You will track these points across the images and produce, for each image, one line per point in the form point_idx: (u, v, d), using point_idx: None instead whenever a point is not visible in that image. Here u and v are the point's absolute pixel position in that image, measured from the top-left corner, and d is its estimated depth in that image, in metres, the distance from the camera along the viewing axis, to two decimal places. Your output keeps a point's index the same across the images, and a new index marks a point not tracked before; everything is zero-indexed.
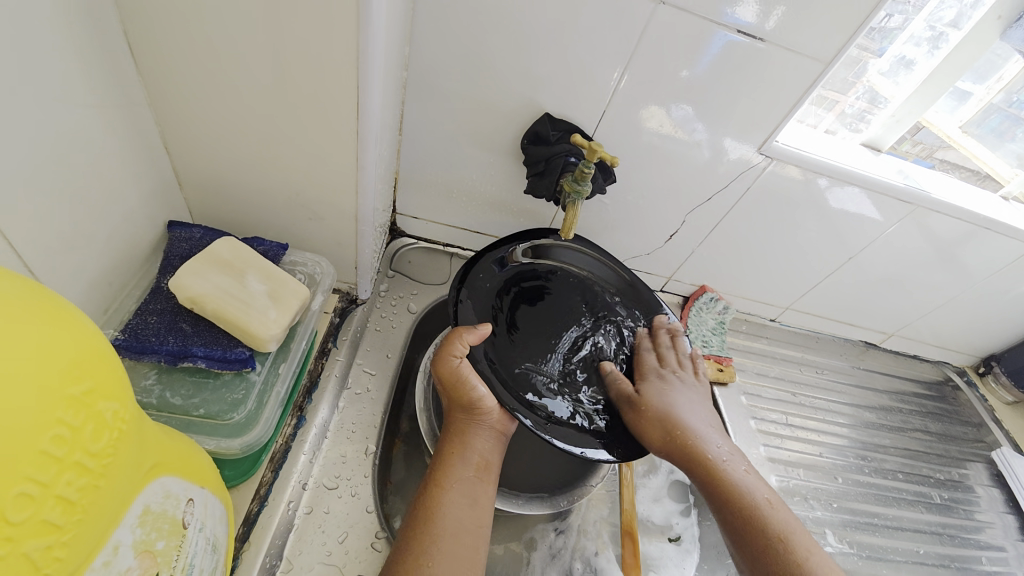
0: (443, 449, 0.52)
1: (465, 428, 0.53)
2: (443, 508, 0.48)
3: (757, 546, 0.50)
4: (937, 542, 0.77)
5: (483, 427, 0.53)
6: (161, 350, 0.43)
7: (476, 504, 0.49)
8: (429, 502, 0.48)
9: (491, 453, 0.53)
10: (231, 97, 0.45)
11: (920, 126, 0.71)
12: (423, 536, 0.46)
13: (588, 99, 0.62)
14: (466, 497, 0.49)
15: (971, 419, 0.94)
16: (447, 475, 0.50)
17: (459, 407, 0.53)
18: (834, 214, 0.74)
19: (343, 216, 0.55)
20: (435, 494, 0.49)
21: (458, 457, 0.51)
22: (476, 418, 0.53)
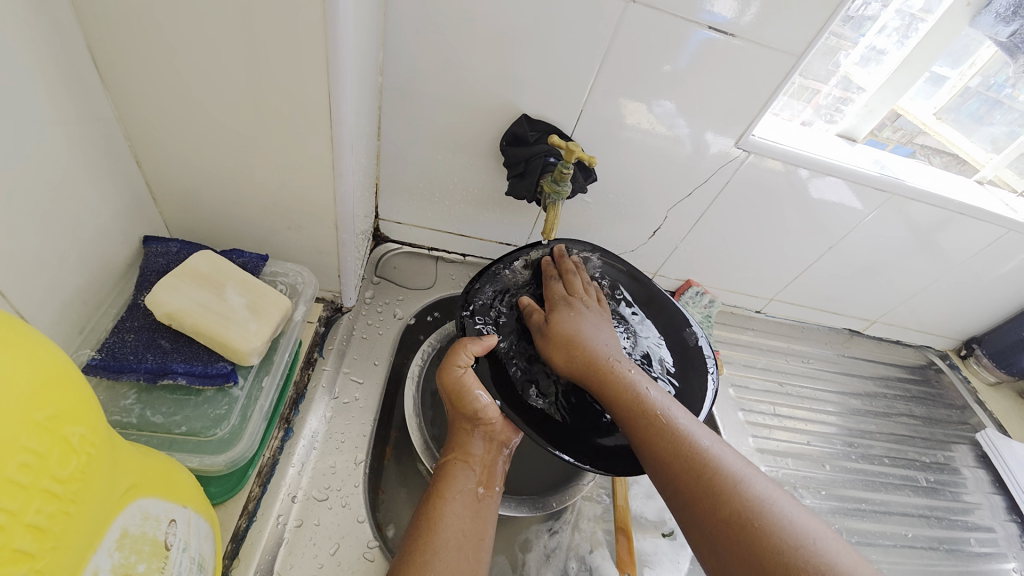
0: (446, 460, 0.54)
1: (466, 435, 0.54)
2: (445, 519, 0.48)
3: (678, 476, 0.45)
4: (925, 524, 0.78)
5: (484, 436, 0.55)
6: (140, 368, 0.42)
7: (478, 515, 0.50)
8: (432, 512, 0.49)
9: (490, 458, 0.54)
10: (202, 108, 0.44)
11: (897, 113, 0.72)
12: (423, 547, 0.46)
13: (566, 98, 0.62)
14: (468, 508, 0.50)
15: (955, 402, 0.96)
16: (449, 485, 0.51)
17: (462, 417, 0.55)
18: (813, 204, 0.75)
19: (323, 224, 0.55)
20: (436, 505, 0.49)
21: (460, 467, 0.52)
22: (478, 429, 0.55)
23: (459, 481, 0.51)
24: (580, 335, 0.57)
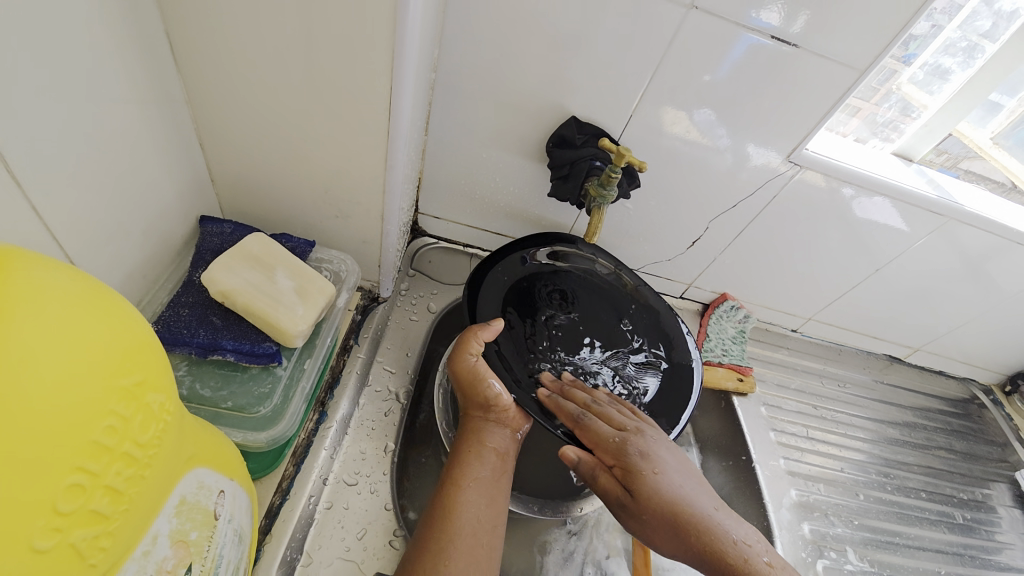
0: (458, 448, 0.53)
1: (477, 415, 0.54)
2: (460, 506, 0.48)
3: None
4: (960, 565, 0.74)
5: (496, 423, 0.54)
6: (192, 342, 0.44)
7: (493, 503, 0.49)
8: (447, 501, 0.48)
9: (504, 434, 0.54)
10: (264, 94, 0.46)
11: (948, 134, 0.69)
12: (440, 532, 0.46)
13: (614, 103, 0.61)
14: (482, 496, 0.49)
15: (997, 439, 0.92)
16: (462, 472, 0.50)
17: (476, 405, 0.54)
18: (861, 225, 0.73)
19: (369, 215, 0.56)
20: (452, 492, 0.49)
21: (475, 454, 0.52)
22: (491, 414, 0.54)
23: (472, 468, 0.50)
24: (665, 497, 0.48)
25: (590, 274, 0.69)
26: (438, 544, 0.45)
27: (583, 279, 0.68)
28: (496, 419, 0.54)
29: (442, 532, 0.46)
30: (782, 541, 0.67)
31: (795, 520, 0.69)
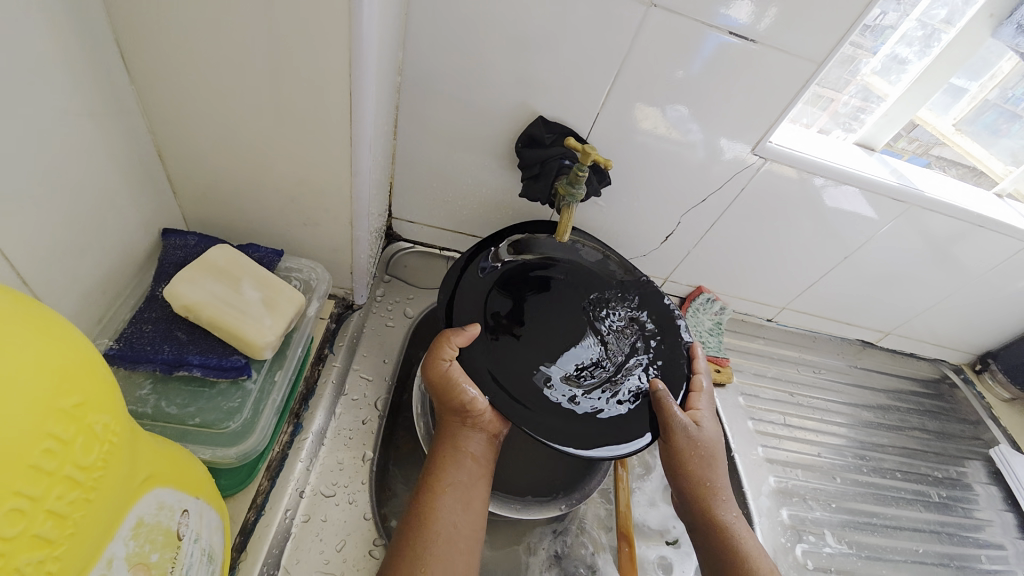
0: (434, 454, 0.53)
1: (451, 420, 0.54)
2: (437, 512, 0.48)
3: None
4: (938, 542, 0.76)
5: (472, 428, 0.54)
6: (156, 359, 0.42)
7: (469, 508, 0.49)
8: (424, 509, 0.48)
9: (479, 437, 0.54)
10: (223, 103, 0.45)
11: (914, 123, 0.72)
12: (416, 539, 0.46)
13: (582, 102, 0.62)
14: (459, 501, 0.49)
15: (968, 417, 0.95)
16: (439, 479, 0.50)
17: (450, 410, 0.54)
18: (829, 214, 0.74)
19: (338, 221, 0.55)
20: (429, 498, 0.49)
21: (451, 459, 0.52)
22: (467, 420, 0.54)
23: (448, 475, 0.50)
24: (712, 444, 0.58)
25: (570, 260, 0.68)
26: (415, 552, 0.45)
27: (563, 266, 0.67)
28: (470, 423, 0.54)
29: (420, 542, 0.46)
30: (763, 528, 0.67)
31: (775, 506, 0.70)
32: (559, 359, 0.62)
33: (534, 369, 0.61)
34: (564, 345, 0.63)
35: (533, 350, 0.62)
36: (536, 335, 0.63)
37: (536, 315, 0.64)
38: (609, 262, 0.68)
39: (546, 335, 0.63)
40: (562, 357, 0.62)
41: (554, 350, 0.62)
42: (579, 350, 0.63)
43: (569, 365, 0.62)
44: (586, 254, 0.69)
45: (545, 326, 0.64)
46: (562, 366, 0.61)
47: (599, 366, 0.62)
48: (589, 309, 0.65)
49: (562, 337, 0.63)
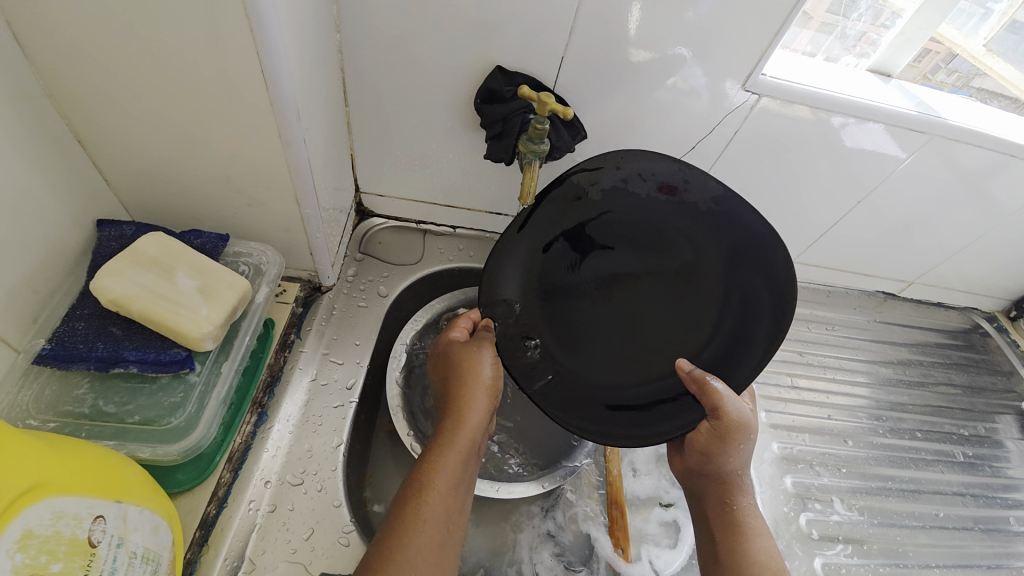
0: (429, 445, 0.49)
1: (458, 411, 0.51)
2: (430, 506, 0.45)
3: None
4: (963, 503, 0.71)
5: (480, 410, 0.52)
6: (90, 357, 0.41)
7: (460, 499, 0.47)
8: (420, 508, 0.45)
9: (483, 432, 0.52)
10: (128, 77, 0.41)
11: (953, 54, 0.66)
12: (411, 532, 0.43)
13: (542, 46, 0.55)
14: (453, 491, 0.47)
15: (1001, 367, 0.88)
16: (436, 474, 0.47)
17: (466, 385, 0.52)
18: (847, 154, 0.66)
19: (283, 200, 0.51)
20: (424, 496, 0.45)
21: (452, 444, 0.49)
22: (478, 398, 0.52)
23: (446, 469, 0.47)
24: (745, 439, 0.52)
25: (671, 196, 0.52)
26: (407, 554, 0.42)
27: (660, 206, 0.52)
28: (478, 418, 0.51)
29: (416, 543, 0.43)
30: (764, 497, 0.63)
31: (778, 474, 0.66)
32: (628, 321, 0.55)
33: (598, 336, 0.55)
34: (636, 298, 0.56)
35: (596, 306, 0.55)
36: (605, 285, 0.56)
37: (610, 262, 0.55)
38: (728, 203, 0.50)
39: (617, 286, 0.56)
40: (631, 315, 0.55)
41: (623, 306, 0.56)
42: (655, 298, 0.55)
43: (638, 326, 0.55)
44: (693, 190, 0.51)
45: (620, 275, 0.56)
46: (628, 326, 0.55)
47: (673, 327, 0.55)
48: (670, 246, 0.54)
49: (636, 290, 0.56)
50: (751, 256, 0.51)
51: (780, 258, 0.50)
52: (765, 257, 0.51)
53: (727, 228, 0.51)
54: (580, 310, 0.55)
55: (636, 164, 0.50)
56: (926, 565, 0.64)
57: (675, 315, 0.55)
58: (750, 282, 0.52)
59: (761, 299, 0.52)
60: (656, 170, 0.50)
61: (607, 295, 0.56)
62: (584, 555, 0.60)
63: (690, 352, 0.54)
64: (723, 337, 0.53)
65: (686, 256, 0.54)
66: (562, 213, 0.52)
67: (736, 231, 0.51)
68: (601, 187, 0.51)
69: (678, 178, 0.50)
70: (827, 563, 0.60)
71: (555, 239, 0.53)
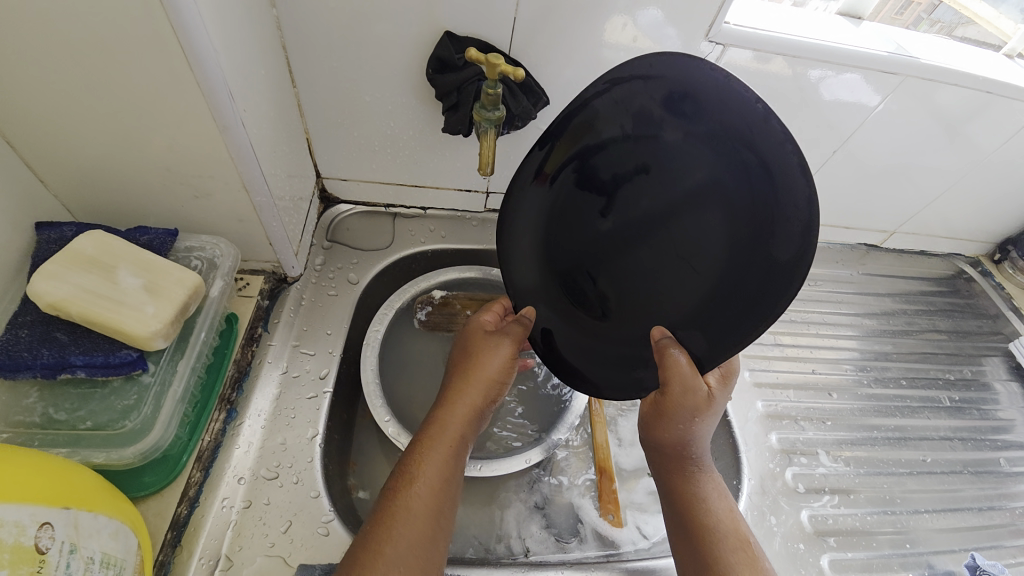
0: (416, 440, 0.47)
1: (450, 404, 0.49)
2: (411, 501, 0.43)
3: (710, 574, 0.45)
4: (953, 447, 0.70)
5: (471, 406, 0.49)
6: (34, 365, 0.39)
7: (446, 500, 0.44)
8: (401, 507, 0.42)
9: (475, 428, 0.50)
10: (42, 64, 0.38)
11: (935, 3, 0.66)
12: (379, 529, 0.41)
13: (490, 8, 0.52)
14: (436, 494, 0.44)
15: (987, 311, 0.87)
16: (424, 470, 0.45)
17: (464, 377, 0.50)
18: (823, 107, 0.64)
19: (230, 187, 0.49)
20: (404, 489, 0.43)
21: (438, 441, 0.47)
22: (471, 393, 0.49)
23: (436, 465, 0.45)
24: (703, 415, 0.47)
25: (712, 131, 0.41)
26: (394, 552, 0.40)
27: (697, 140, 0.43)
28: (471, 413, 0.49)
29: (397, 544, 0.40)
30: (749, 456, 0.63)
31: (763, 432, 0.65)
32: (636, 260, 0.51)
33: (602, 273, 0.52)
34: (648, 238, 0.50)
35: (609, 240, 0.51)
36: (620, 220, 0.50)
37: (637, 197, 0.49)
38: (773, 150, 0.38)
39: (633, 224, 0.50)
40: (643, 254, 0.50)
41: (637, 244, 0.50)
42: (670, 240, 0.48)
43: (647, 267, 0.50)
44: (729, 123, 0.40)
45: (643, 213, 0.49)
46: (636, 266, 0.51)
47: (681, 277, 0.48)
48: (688, 183, 0.46)
49: (659, 232, 0.49)
50: (784, 230, 0.39)
51: (811, 234, 0.37)
52: (795, 230, 0.38)
53: (757, 172, 0.40)
54: (589, 244, 0.52)
55: (673, 82, 0.41)
56: (916, 511, 0.63)
57: (688, 266, 0.47)
58: (772, 258, 0.40)
59: (774, 278, 0.40)
60: (705, 94, 0.40)
61: (615, 231, 0.51)
62: (574, 526, 0.60)
63: (686, 311, 0.47)
64: (725, 300, 0.44)
65: (710, 198, 0.45)
66: (571, 136, 0.48)
67: (771, 191, 0.39)
68: (612, 108, 0.45)
69: (702, 100, 0.40)
70: (814, 516, 0.60)
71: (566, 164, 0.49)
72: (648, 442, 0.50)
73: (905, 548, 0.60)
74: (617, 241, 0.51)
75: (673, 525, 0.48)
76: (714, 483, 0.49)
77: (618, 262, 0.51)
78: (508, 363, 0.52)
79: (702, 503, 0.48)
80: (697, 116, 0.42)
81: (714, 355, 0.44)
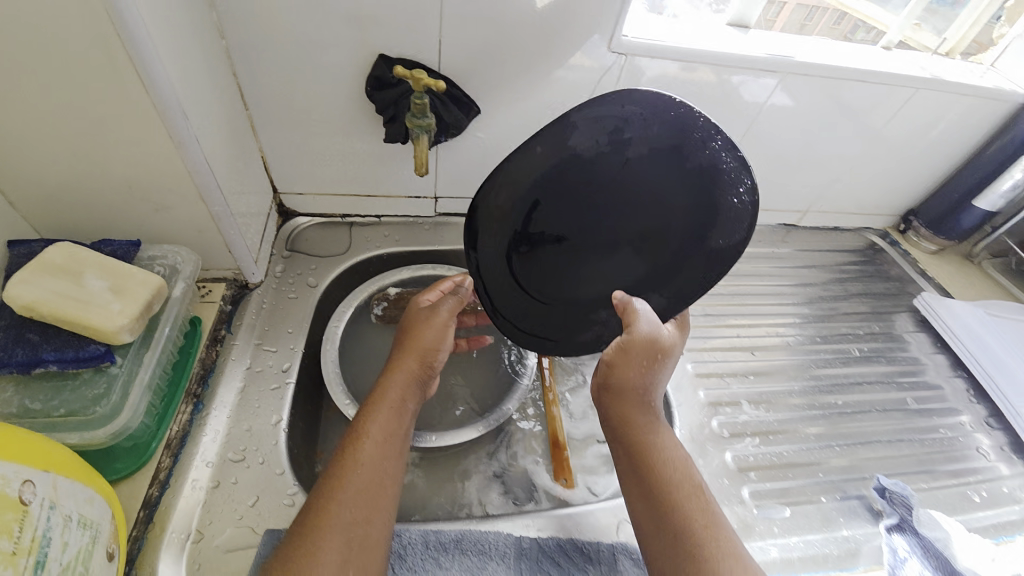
0: (365, 405, 0.52)
1: (391, 372, 0.55)
2: (358, 456, 0.47)
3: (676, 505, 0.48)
4: (864, 392, 0.78)
5: (409, 374, 0.55)
6: (10, 362, 0.43)
7: (389, 456, 0.49)
8: (354, 460, 0.47)
9: (415, 394, 0.55)
10: (10, 94, 0.43)
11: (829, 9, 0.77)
12: (330, 483, 0.45)
13: (416, 30, 0.60)
14: (379, 450, 0.49)
15: (896, 276, 0.97)
16: (375, 430, 0.50)
17: (405, 349, 0.56)
18: (722, 102, 0.74)
19: (188, 199, 0.54)
20: (353, 447, 0.48)
21: (382, 405, 0.52)
22: (409, 363, 0.55)
23: (381, 424, 0.50)
24: (661, 360, 0.54)
25: (666, 141, 0.51)
26: (344, 498, 0.45)
27: (655, 146, 0.52)
28: (410, 379, 0.55)
29: (350, 492, 0.45)
30: (681, 412, 0.69)
31: (692, 390, 0.72)
32: (595, 250, 0.60)
33: (569, 262, 0.60)
34: (605, 230, 0.58)
35: (572, 235, 0.59)
36: (580, 217, 0.58)
37: (596, 196, 0.56)
38: (718, 157, 0.50)
39: (592, 219, 0.58)
40: (600, 243, 0.59)
41: (594, 235, 0.59)
42: (626, 231, 0.58)
43: (603, 254, 0.60)
44: (685, 136, 0.50)
45: (602, 209, 0.57)
46: (595, 253, 0.60)
47: (633, 259, 0.59)
48: (640, 184, 0.55)
49: (615, 224, 0.58)
50: (722, 217, 0.53)
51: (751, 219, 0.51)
52: (736, 218, 0.52)
53: (705, 176, 0.52)
54: (554, 240, 0.59)
55: (634, 101, 0.48)
56: (829, 447, 0.70)
57: (639, 248, 0.59)
58: (715, 239, 0.54)
59: (720, 255, 0.54)
60: (662, 112, 0.49)
61: (577, 227, 0.58)
62: (529, 491, 0.65)
63: (642, 283, 0.59)
64: (673, 273, 0.58)
65: (659, 195, 0.55)
66: (540, 148, 0.51)
67: (717, 189, 0.52)
68: (579, 124, 0.50)
69: (663, 117, 0.49)
70: (737, 455, 0.67)
71: (534, 172, 0.53)
72: (610, 394, 0.55)
73: (818, 475, 0.66)
74: (577, 235, 0.59)
75: (631, 467, 0.52)
76: (664, 427, 0.55)
77: (580, 252, 0.60)
78: (443, 327, 0.58)
79: (658, 441, 0.52)
80: (654, 127, 0.50)
81: (671, 309, 0.58)
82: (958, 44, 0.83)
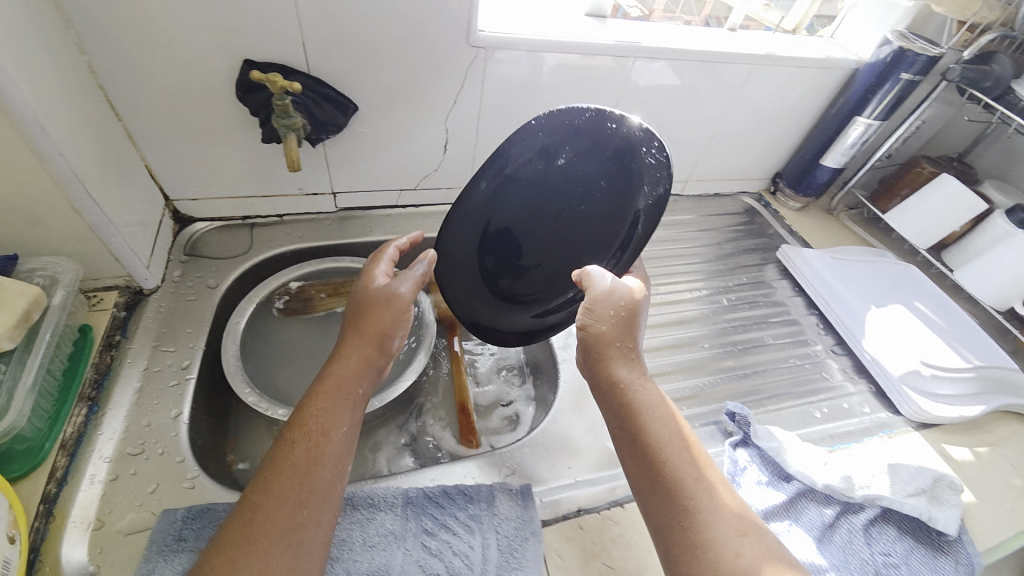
0: (315, 398, 0.53)
1: (344, 361, 0.56)
2: (317, 447, 0.48)
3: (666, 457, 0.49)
4: (733, 334, 0.88)
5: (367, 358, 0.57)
6: None
7: (347, 442, 0.50)
8: (306, 457, 0.48)
9: (367, 379, 0.57)
10: None
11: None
12: (286, 478, 0.46)
13: (279, 36, 0.63)
14: (339, 438, 0.50)
15: (765, 232, 1.10)
16: (330, 426, 0.51)
17: (359, 336, 0.59)
18: (583, 87, 0.82)
19: (61, 211, 0.56)
20: (308, 441, 0.49)
21: (341, 391, 0.54)
22: (367, 346, 0.58)
23: (333, 413, 0.52)
24: (631, 316, 0.57)
25: (584, 143, 0.64)
26: (305, 490, 0.46)
27: (577, 151, 0.65)
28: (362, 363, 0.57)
29: (299, 492, 0.45)
30: None
31: None
32: (556, 252, 0.67)
33: (535, 265, 0.68)
34: (557, 234, 0.67)
35: (531, 243, 0.68)
36: (535, 228, 0.68)
37: (541, 208, 0.68)
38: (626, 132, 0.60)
39: (543, 227, 0.68)
40: (556, 245, 0.67)
41: (552, 240, 0.68)
42: (579, 230, 0.66)
43: (563, 253, 0.67)
44: (595, 130, 0.63)
45: (549, 216, 0.68)
46: (554, 254, 0.67)
47: (590, 248, 0.65)
48: (578, 189, 0.66)
49: (564, 227, 0.67)
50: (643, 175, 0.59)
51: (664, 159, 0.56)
52: (653, 167, 0.58)
53: (622, 151, 0.61)
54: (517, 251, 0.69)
55: (546, 125, 0.65)
56: (698, 383, 0.80)
57: (590, 238, 0.65)
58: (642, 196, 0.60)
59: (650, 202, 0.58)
60: (569, 125, 0.64)
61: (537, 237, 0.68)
62: (436, 454, 0.71)
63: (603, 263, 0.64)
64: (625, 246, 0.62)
65: (594, 188, 0.65)
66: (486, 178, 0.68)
67: (633, 156, 0.60)
68: (510, 152, 0.67)
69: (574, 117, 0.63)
70: None
71: (487, 197, 0.69)
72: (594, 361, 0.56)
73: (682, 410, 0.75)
74: (538, 243, 0.68)
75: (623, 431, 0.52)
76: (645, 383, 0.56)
77: (541, 257, 0.68)
78: (401, 317, 0.61)
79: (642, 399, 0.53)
80: (571, 137, 0.64)
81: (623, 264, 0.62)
82: (804, 19, 0.96)
